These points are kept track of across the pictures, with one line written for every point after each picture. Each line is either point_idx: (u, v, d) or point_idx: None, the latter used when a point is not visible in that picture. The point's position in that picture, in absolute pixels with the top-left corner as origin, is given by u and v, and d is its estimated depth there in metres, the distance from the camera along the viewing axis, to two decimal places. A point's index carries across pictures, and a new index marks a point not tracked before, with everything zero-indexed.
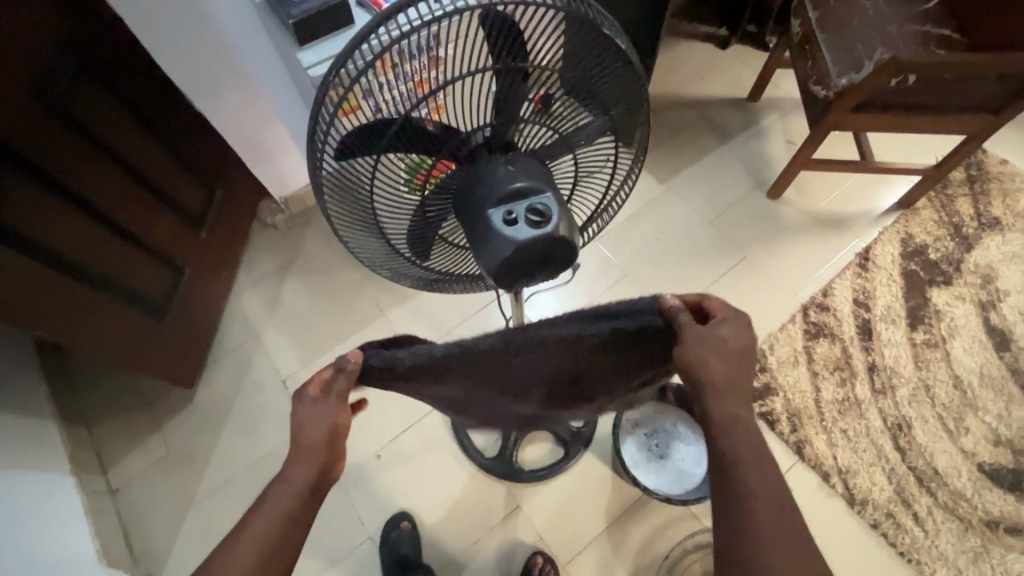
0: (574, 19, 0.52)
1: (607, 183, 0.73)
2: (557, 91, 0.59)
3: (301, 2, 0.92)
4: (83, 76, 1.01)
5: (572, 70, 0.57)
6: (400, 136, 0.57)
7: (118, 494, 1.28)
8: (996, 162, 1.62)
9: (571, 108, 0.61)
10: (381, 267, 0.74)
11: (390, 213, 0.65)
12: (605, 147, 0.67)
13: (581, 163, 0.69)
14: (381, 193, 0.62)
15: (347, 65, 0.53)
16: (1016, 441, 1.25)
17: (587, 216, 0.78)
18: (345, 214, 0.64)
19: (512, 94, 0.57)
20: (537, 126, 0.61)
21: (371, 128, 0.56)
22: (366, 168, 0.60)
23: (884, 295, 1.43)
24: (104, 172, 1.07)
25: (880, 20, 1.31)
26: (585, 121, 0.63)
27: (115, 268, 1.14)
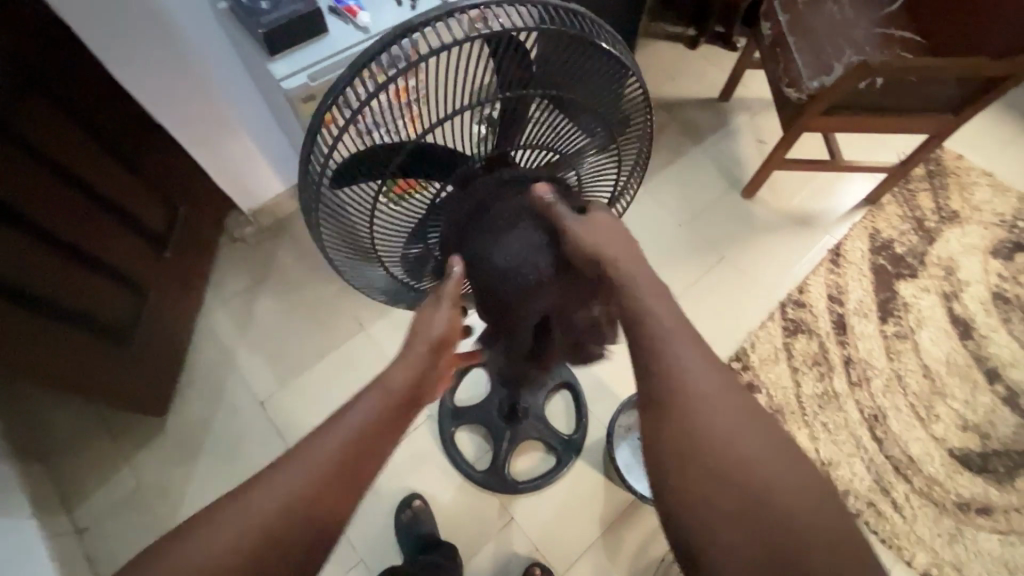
0: (582, 43, 0.49)
1: (615, 183, 0.67)
2: (560, 113, 0.55)
3: (270, 12, 0.87)
4: (33, 90, 0.93)
5: (580, 94, 0.53)
6: (403, 166, 0.53)
7: (86, 534, 1.21)
8: (953, 157, 1.69)
9: (576, 128, 0.57)
10: (378, 293, 0.69)
11: (394, 242, 0.61)
12: (607, 160, 0.63)
13: (585, 179, 0.65)
14: (388, 223, 0.58)
15: (347, 93, 0.48)
16: (982, 426, 1.31)
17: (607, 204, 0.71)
18: (342, 245, 0.59)
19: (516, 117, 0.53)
20: (540, 146, 0.57)
21: (370, 159, 0.51)
22: (366, 200, 0.55)
23: (856, 289, 1.48)
24: (60, 193, 0.99)
25: (844, 24, 1.35)
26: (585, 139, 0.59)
27: (74, 293, 1.06)
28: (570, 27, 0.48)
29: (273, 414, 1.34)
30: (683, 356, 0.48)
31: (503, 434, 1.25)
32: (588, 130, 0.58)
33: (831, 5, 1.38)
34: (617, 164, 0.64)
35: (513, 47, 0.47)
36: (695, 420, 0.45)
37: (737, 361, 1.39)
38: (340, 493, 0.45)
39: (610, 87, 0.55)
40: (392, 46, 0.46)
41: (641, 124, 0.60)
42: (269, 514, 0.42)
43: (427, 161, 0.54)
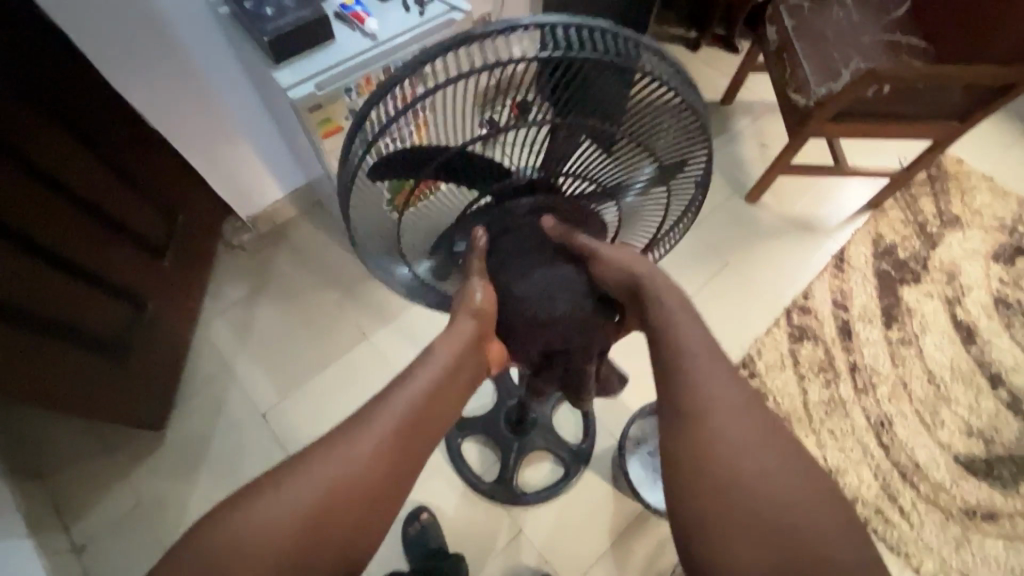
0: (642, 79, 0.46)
1: (661, 220, 0.66)
2: (612, 140, 0.52)
3: (276, 18, 0.85)
4: (23, 98, 0.89)
5: (635, 127, 0.51)
6: (442, 173, 0.50)
7: (84, 552, 1.17)
8: (953, 162, 1.70)
9: (626, 158, 0.55)
10: (401, 291, 0.66)
11: (423, 241, 0.58)
12: (656, 194, 0.61)
13: (627, 211, 0.63)
14: (419, 226, 0.55)
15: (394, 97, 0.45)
16: (986, 431, 1.32)
17: (647, 242, 0.70)
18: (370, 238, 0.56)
19: (564, 141, 0.50)
20: (584, 173, 0.55)
21: (410, 164, 0.49)
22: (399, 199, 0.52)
23: (861, 295, 1.48)
24: (52, 204, 0.96)
25: (850, 30, 1.35)
26: (634, 169, 0.56)
27: (69, 308, 1.02)
28: (631, 60, 0.45)
29: (275, 426, 1.31)
30: (703, 368, 0.49)
31: (511, 446, 1.24)
32: (637, 162, 0.55)
33: (837, 10, 1.37)
34: (665, 200, 0.62)
35: (567, 72, 0.44)
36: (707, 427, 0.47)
37: (744, 368, 1.38)
38: (362, 507, 0.47)
39: (677, 123, 0.51)
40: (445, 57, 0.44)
41: (695, 168, 0.57)
42: (341, 473, 0.46)
43: (468, 171, 0.51)
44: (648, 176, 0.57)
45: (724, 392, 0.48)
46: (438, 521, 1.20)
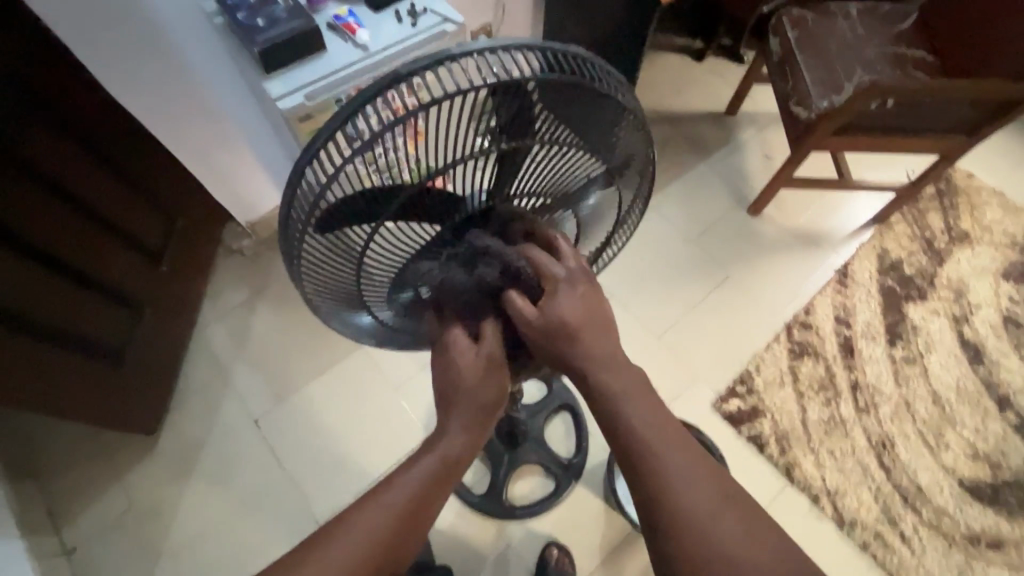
0: (587, 90, 0.46)
1: (610, 224, 0.68)
2: (568, 157, 0.51)
3: (266, 30, 0.86)
4: (24, 104, 0.90)
5: (584, 138, 0.50)
6: (404, 211, 0.47)
7: (74, 554, 1.18)
8: (963, 176, 1.66)
9: (579, 170, 0.55)
10: (361, 333, 0.66)
11: (384, 280, 0.57)
12: (608, 197, 0.62)
13: (584, 219, 0.64)
14: (376, 267, 0.54)
15: (340, 134, 0.44)
16: (993, 455, 1.28)
17: (597, 247, 0.72)
18: (323, 281, 0.55)
19: (525, 167, 0.49)
20: (541, 192, 0.54)
21: (369, 206, 0.46)
22: (357, 242, 0.50)
23: (864, 312, 1.45)
24: (50, 210, 0.97)
25: (855, 43, 1.34)
26: (587, 178, 0.57)
27: (67, 313, 1.04)
28: (575, 74, 0.45)
29: (267, 433, 1.31)
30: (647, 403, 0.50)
31: (501, 459, 1.22)
32: (590, 171, 0.56)
33: (841, 24, 1.36)
34: (615, 202, 0.64)
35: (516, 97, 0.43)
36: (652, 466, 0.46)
37: (742, 384, 1.35)
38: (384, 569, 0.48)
39: (618, 127, 0.52)
40: (386, 90, 0.42)
41: (638, 165, 0.59)
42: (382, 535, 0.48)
43: (429, 205, 0.48)
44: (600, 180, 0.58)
45: (655, 426, 0.48)
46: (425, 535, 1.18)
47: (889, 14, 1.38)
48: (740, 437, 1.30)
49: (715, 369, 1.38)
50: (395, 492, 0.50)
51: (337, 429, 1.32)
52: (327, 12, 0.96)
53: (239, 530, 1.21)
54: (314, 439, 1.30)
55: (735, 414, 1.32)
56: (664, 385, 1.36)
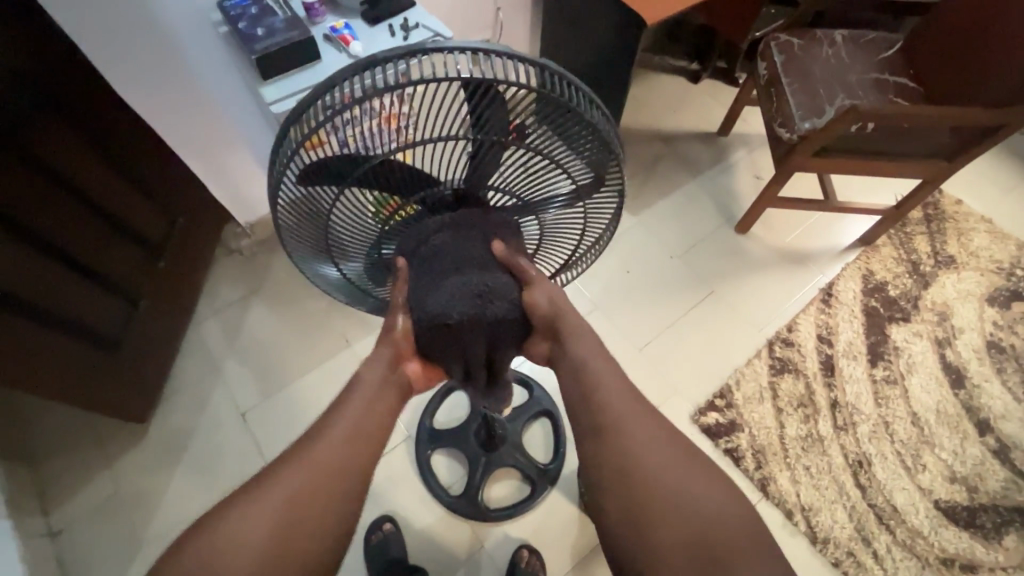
0: (560, 108, 0.49)
1: (575, 245, 0.72)
2: (536, 162, 0.55)
3: (265, 38, 0.92)
4: (39, 103, 0.97)
5: (552, 151, 0.53)
6: (370, 174, 0.52)
7: (60, 537, 1.21)
8: (951, 202, 1.68)
9: (547, 179, 0.58)
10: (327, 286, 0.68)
11: (355, 240, 0.61)
12: (573, 215, 0.65)
13: (547, 226, 0.67)
14: (346, 224, 0.58)
15: (324, 98, 0.48)
16: (970, 478, 1.28)
17: (557, 267, 0.76)
18: (295, 234, 0.58)
19: (489, 157, 0.53)
20: (506, 186, 0.58)
21: (338, 165, 0.51)
22: (327, 198, 0.54)
23: (846, 331, 1.47)
24: (57, 203, 1.02)
25: (839, 68, 1.38)
26: (553, 190, 0.60)
27: (69, 302, 1.09)
28: (550, 91, 0.48)
29: (253, 427, 1.34)
30: None
31: (478, 460, 1.25)
32: (559, 183, 0.59)
33: (826, 49, 1.41)
34: (582, 223, 0.67)
35: (484, 94, 0.47)
36: (600, 398, 0.56)
37: (721, 398, 1.37)
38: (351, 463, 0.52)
39: (591, 153, 0.54)
40: (371, 70, 0.47)
41: (609, 200, 0.62)
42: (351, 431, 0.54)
43: (394, 174, 0.53)
44: (569, 196, 0.61)
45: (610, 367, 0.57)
46: (401, 533, 1.20)
47: (873, 42, 1.43)
48: (717, 449, 1.31)
49: (696, 382, 1.40)
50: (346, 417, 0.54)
51: None
52: (325, 24, 1.02)
53: None
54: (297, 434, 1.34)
55: (713, 427, 1.33)
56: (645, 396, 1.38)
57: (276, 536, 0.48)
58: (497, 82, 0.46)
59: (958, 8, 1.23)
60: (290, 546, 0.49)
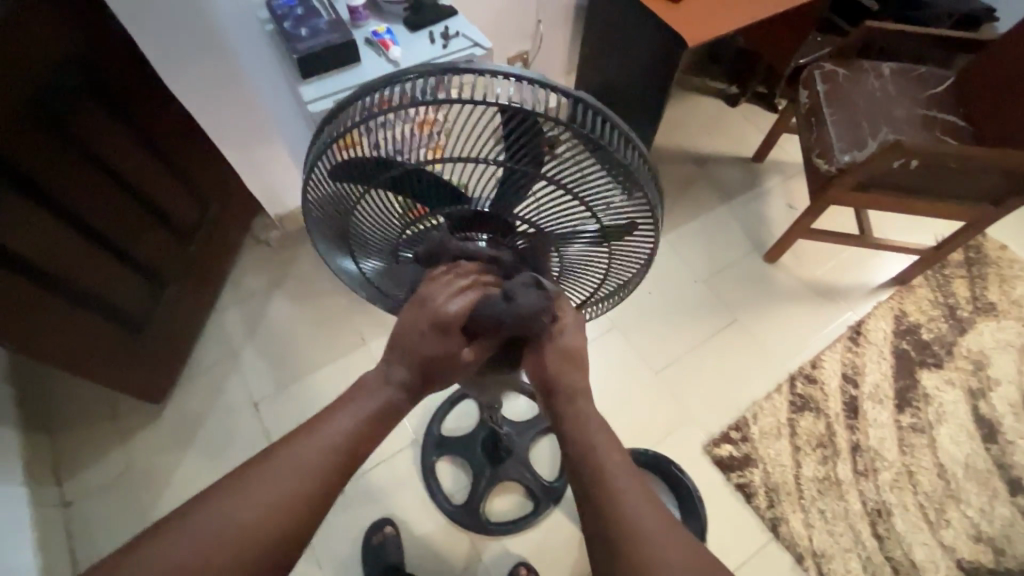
0: (600, 151, 0.46)
1: (600, 278, 0.66)
2: (568, 203, 0.52)
3: (307, 39, 0.93)
4: (90, 91, 1.01)
5: (588, 190, 0.50)
6: (396, 181, 0.52)
7: (70, 507, 1.24)
8: (995, 247, 1.61)
9: (574, 218, 0.55)
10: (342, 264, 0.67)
11: (370, 240, 0.63)
12: (599, 253, 0.61)
13: (571, 260, 0.63)
14: (367, 218, 0.59)
15: (364, 98, 0.48)
16: (998, 539, 1.22)
17: (581, 294, 0.72)
18: (322, 215, 0.60)
19: (518, 189, 0.51)
20: (530, 219, 0.55)
21: (367, 165, 0.51)
22: (352, 194, 0.55)
23: (873, 372, 1.41)
24: (99, 186, 1.07)
25: (884, 102, 1.34)
26: (582, 231, 0.56)
27: (101, 281, 1.13)
28: (596, 134, 0.45)
29: (265, 416, 1.36)
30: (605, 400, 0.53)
31: (483, 472, 1.23)
32: (584, 221, 0.54)
33: (873, 81, 1.37)
34: (606, 262, 0.63)
35: (521, 125, 0.45)
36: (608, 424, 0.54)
37: (736, 431, 1.33)
38: (351, 456, 0.50)
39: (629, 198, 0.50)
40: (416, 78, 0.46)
41: (640, 242, 0.57)
42: (362, 422, 0.50)
43: (418, 183, 0.52)
44: (601, 234, 0.56)
45: None
46: (400, 538, 1.19)
47: (923, 77, 1.38)
48: (727, 483, 1.27)
49: (711, 412, 1.36)
50: (367, 400, 0.52)
51: None
52: (367, 28, 1.04)
53: None
54: None
55: (726, 460, 1.30)
56: (655, 423, 1.34)
57: (266, 518, 0.45)
58: (536, 116, 0.44)
59: (1010, 47, 1.18)
60: (278, 526, 0.45)
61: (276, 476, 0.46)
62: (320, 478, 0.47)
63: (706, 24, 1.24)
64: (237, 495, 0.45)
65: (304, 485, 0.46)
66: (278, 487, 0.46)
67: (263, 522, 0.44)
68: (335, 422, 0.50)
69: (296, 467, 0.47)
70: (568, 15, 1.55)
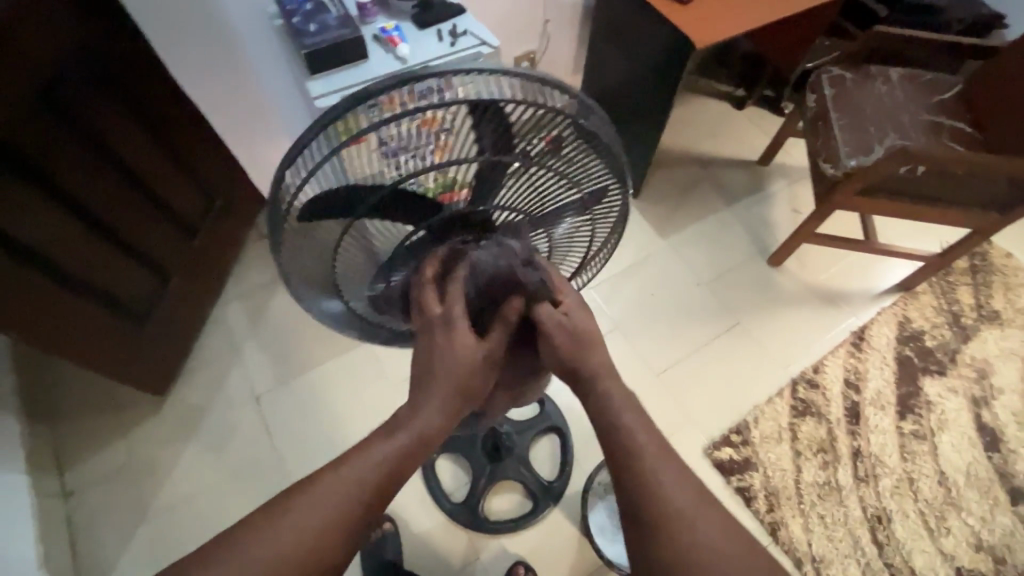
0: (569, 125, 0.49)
1: (585, 250, 0.69)
2: (545, 178, 0.55)
3: (316, 34, 0.94)
4: (100, 85, 1.02)
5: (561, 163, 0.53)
6: (385, 199, 0.52)
7: (71, 498, 1.25)
8: (1001, 255, 1.60)
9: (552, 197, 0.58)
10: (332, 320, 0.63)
11: (376, 245, 0.58)
12: (581, 226, 0.64)
13: (557, 240, 0.66)
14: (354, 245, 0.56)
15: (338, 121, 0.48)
16: (999, 548, 1.22)
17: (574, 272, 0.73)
18: (305, 262, 0.56)
19: (498, 177, 0.53)
20: (512, 206, 0.57)
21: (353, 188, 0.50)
22: (339, 225, 0.53)
23: (876, 378, 1.41)
24: (108, 180, 1.08)
25: (891, 107, 1.34)
26: (561, 206, 0.59)
27: (105, 273, 1.13)
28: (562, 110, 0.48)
29: (267, 411, 1.36)
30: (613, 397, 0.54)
31: (483, 470, 1.23)
32: (566, 197, 0.58)
33: (880, 86, 1.37)
34: (589, 235, 0.65)
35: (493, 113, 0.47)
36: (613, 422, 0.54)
37: (737, 434, 1.33)
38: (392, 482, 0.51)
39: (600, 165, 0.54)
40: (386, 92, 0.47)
41: (614, 209, 0.61)
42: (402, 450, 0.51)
43: (406, 197, 0.52)
44: (578, 206, 0.59)
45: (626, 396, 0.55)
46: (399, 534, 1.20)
47: (931, 83, 1.38)
48: (727, 486, 1.27)
49: (712, 414, 1.36)
50: (405, 428, 0.52)
51: (334, 417, 1.36)
52: (375, 24, 1.04)
53: (223, 501, 1.26)
54: (304, 422, 1.35)
55: (726, 463, 1.29)
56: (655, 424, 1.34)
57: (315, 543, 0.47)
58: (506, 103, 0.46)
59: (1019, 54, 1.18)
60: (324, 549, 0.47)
61: (322, 502, 0.48)
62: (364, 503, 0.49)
63: (714, 27, 1.24)
64: (285, 524, 0.47)
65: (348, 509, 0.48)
66: (325, 513, 0.47)
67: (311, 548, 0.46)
68: (373, 451, 0.51)
69: (340, 494, 0.48)
70: (576, 15, 1.55)
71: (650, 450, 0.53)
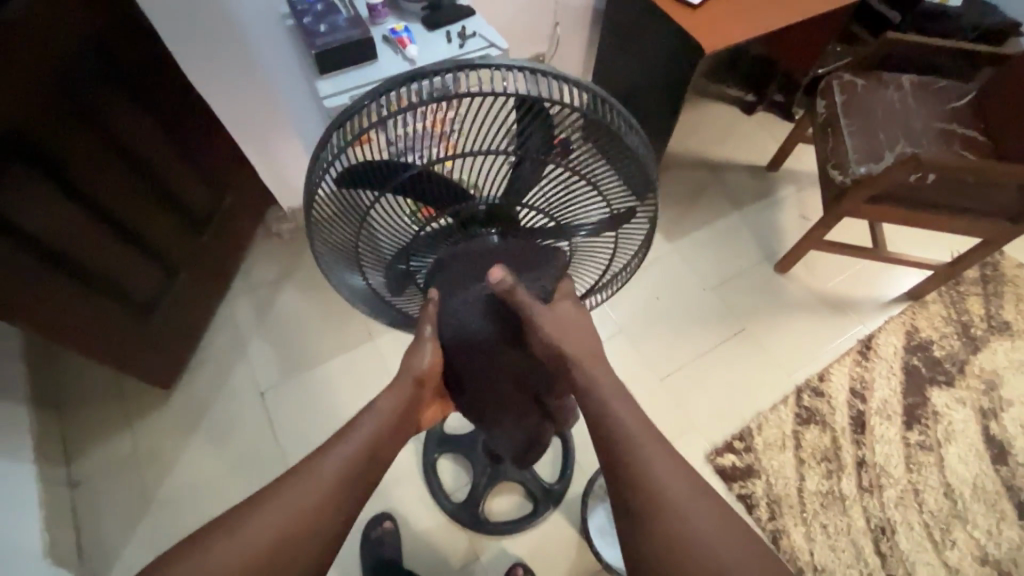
0: (606, 130, 0.50)
1: (606, 265, 0.70)
2: (575, 183, 0.55)
3: (326, 34, 0.94)
4: (115, 82, 1.04)
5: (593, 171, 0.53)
6: (412, 183, 0.52)
7: (78, 488, 1.26)
8: (1013, 265, 1.58)
9: (580, 204, 0.58)
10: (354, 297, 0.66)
11: (382, 249, 0.60)
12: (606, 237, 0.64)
13: (579, 248, 0.66)
14: (376, 228, 0.57)
15: (378, 100, 0.49)
16: (1004, 562, 1.20)
17: (589, 285, 0.74)
18: (329, 239, 0.58)
19: (529, 176, 0.53)
20: (539, 207, 0.57)
21: (382, 168, 0.51)
22: (365, 201, 0.54)
23: (882, 388, 1.39)
24: (122, 175, 1.10)
25: (902, 114, 1.33)
26: (588, 214, 0.60)
27: (115, 267, 1.15)
28: (600, 115, 0.49)
29: (271, 406, 1.37)
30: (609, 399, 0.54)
31: (484, 471, 1.23)
32: (593, 205, 0.58)
33: (891, 93, 1.36)
34: (611, 247, 0.66)
35: (532, 111, 0.47)
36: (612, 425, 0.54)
37: (740, 441, 1.32)
38: (375, 458, 0.56)
39: (631, 176, 0.54)
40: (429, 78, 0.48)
41: (641, 226, 0.61)
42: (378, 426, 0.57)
43: (432, 183, 0.52)
44: (605, 216, 0.60)
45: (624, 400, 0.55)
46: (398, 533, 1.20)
47: (944, 90, 1.36)
48: (729, 493, 1.27)
49: (715, 420, 1.35)
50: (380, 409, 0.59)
51: (337, 414, 1.37)
52: (385, 25, 1.05)
53: (225, 494, 1.27)
54: (308, 419, 1.36)
55: (728, 469, 1.29)
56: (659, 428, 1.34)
57: (307, 513, 0.51)
58: (548, 101, 0.46)
59: None
60: (316, 521, 0.51)
61: (311, 478, 0.52)
62: (350, 478, 0.54)
63: (723, 32, 1.23)
64: (277, 501, 0.51)
65: (337, 484, 0.53)
66: (314, 488, 0.52)
67: (307, 518, 0.51)
68: (356, 428, 0.57)
69: (329, 469, 0.53)
70: (586, 18, 1.55)
71: (648, 456, 0.53)
